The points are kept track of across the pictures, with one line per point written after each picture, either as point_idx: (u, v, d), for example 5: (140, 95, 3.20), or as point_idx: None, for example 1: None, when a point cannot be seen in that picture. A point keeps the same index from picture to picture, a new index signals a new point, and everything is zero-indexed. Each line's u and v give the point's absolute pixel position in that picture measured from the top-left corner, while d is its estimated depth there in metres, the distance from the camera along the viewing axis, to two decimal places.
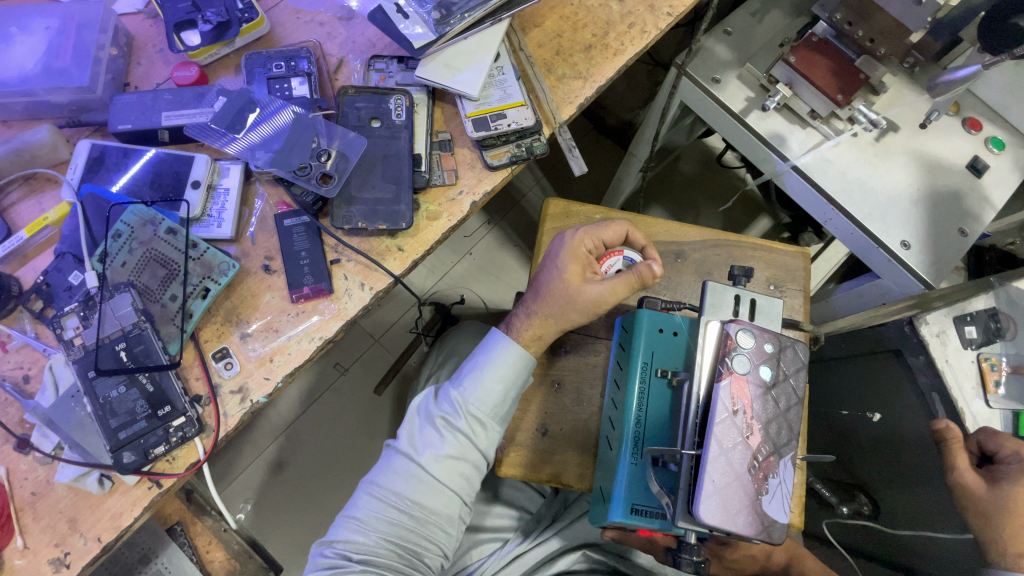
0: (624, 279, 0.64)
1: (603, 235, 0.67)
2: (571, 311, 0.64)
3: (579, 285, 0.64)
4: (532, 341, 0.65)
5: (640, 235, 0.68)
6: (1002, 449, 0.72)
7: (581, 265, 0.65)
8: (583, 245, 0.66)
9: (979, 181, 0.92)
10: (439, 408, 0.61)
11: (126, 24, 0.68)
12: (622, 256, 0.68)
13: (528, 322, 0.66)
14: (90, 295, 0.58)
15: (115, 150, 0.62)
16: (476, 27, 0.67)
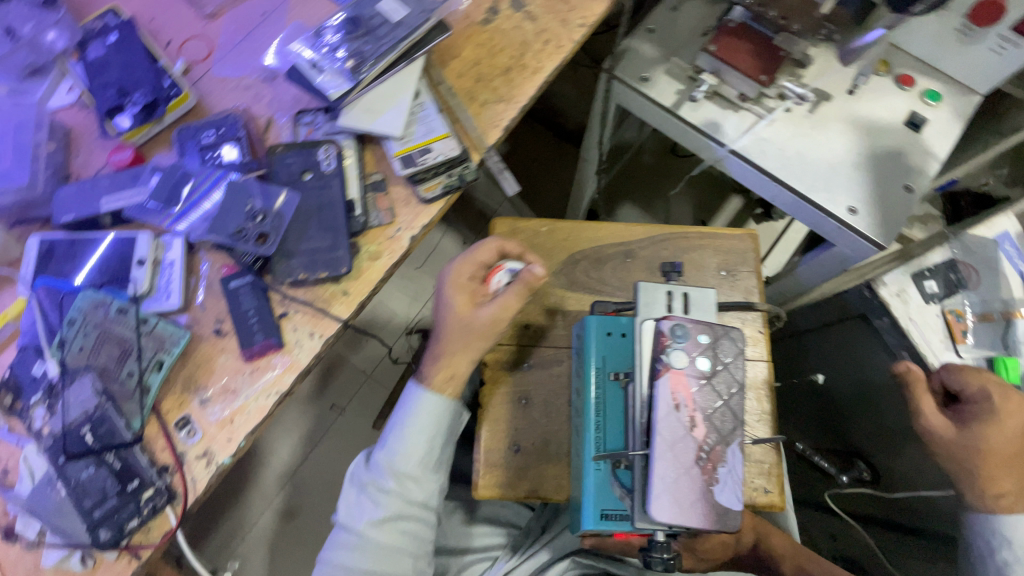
0: (514, 291, 0.64)
1: (481, 258, 0.67)
2: (473, 340, 0.65)
3: (471, 313, 0.64)
4: (445, 381, 0.65)
5: (513, 245, 0.68)
6: (967, 388, 0.68)
7: (468, 293, 0.66)
8: (463, 274, 0.66)
9: (920, 135, 0.92)
10: (369, 475, 0.64)
11: (62, 118, 0.70)
12: (505, 268, 0.67)
13: (435, 366, 0.66)
14: (53, 384, 0.60)
15: (62, 241, 0.64)
16: (391, 70, 0.70)
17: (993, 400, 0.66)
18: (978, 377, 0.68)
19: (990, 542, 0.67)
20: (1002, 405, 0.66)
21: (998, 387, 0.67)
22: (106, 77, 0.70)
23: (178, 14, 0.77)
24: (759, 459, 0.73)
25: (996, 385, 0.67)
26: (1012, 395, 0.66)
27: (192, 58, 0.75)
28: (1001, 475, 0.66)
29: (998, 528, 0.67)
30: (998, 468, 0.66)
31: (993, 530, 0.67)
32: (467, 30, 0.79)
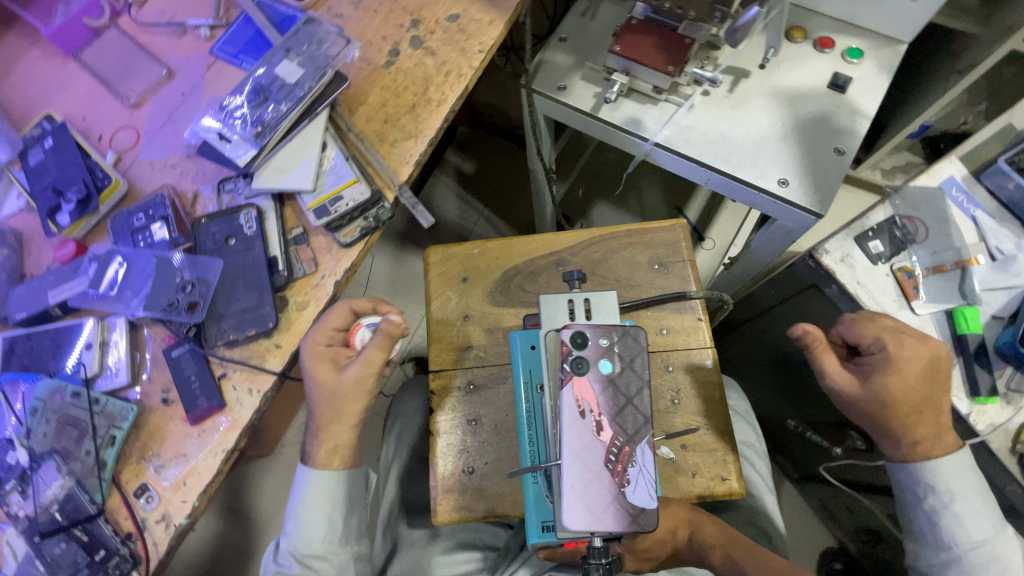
0: (376, 346, 0.64)
1: (335, 322, 0.66)
2: (345, 404, 0.65)
3: (334, 379, 0.64)
4: (330, 454, 0.66)
5: (364, 300, 0.67)
6: (862, 340, 0.65)
7: (329, 360, 0.66)
8: (320, 342, 0.66)
9: (845, 95, 0.91)
10: (277, 564, 0.66)
11: (13, 224, 0.76)
12: (364, 325, 0.68)
13: (316, 445, 0.67)
14: (23, 470, 0.65)
15: (21, 337, 0.70)
16: (296, 128, 0.73)
17: (889, 349, 0.63)
18: (874, 327, 0.65)
19: (917, 492, 0.66)
20: (900, 352, 0.62)
21: (894, 335, 0.63)
22: (44, 179, 0.76)
23: (107, 109, 0.83)
24: (712, 448, 0.73)
25: (890, 332, 0.64)
26: (908, 340, 0.63)
27: (122, 148, 0.80)
28: (913, 422, 0.63)
29: (921, 478, 0.65)
30: (908, 416, 0.63)
31: (916, 479, 0.65)
32: (371, 74, 0.82)
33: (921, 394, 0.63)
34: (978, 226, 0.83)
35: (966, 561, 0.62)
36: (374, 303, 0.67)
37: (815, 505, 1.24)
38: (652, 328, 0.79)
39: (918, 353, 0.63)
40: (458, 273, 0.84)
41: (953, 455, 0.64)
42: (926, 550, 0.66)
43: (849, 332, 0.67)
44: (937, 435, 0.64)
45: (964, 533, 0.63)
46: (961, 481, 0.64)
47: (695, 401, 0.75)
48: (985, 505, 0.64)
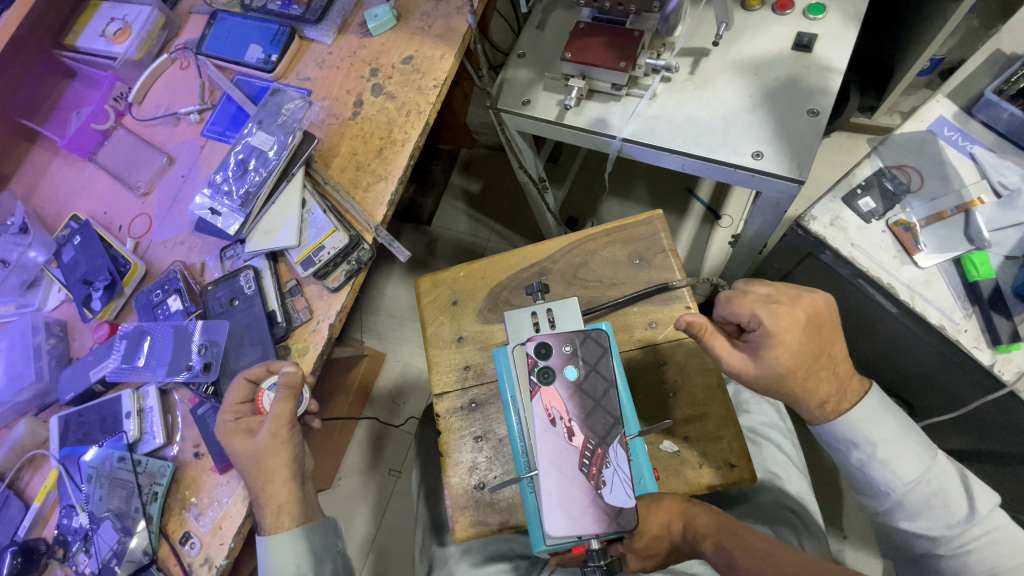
0: (283, 401, 0.69)
1: (238, 397, 0.71)
2: (271, 461, 0.68)
3: (249, 445, 0.68)
4: (275, 513, 0.69)
5: (256, 367, 0.72)
6: (741, 317, 0.64)
7: (242, 430, 0.70)
8: (230, 419, 0.70)
9: (812, 54, 0.89)
10: None
11: (58, 315, 0.87)
12: (265, 388, 0.72)
13: (263, 511, 0.69)
14: (87, 531, 0.74)
15: (74, 413, 0.80)
16: (276, 191, 0.80)
17: (765, 323, 0.62)
18: (747, 302, 0.64)
19: (842, 450, 0.67)
20: (775, 324, 0.62)
21: (767, 307, 0.63)
22: (78, 272, 0.87)
23: (123, 200, 0.93)
24: (715, 435, 0.72)
25: (763, 306, 0.63)
26: (780, 308, 0.62)
27: (138, 234, 0.90)
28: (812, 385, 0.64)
29: (841, 436, 0.66)
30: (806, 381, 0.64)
31: (837, 438, 0.66)
32: (340, 127, 0.88)
33: (809, 358, 0.63)
34: (977, 163, 0.78)
35: (907, 502, 0.64)
36: (265, 366, 0.72)
37: None
38: (641, 323, 0.79)
39: (794, 318, 0.62)
40: (447, 297, 0.88)
41: (861, 403, 0.66)
42: (874, 500, 0.67)
43: (730, 311, 0.66)
44: (841, 387, 0.66)
45: (895, 476, 0.64)
46: (875, 425, 0.65)
47: (694, 392, 0.75)
48: (908, 441, 0.64)
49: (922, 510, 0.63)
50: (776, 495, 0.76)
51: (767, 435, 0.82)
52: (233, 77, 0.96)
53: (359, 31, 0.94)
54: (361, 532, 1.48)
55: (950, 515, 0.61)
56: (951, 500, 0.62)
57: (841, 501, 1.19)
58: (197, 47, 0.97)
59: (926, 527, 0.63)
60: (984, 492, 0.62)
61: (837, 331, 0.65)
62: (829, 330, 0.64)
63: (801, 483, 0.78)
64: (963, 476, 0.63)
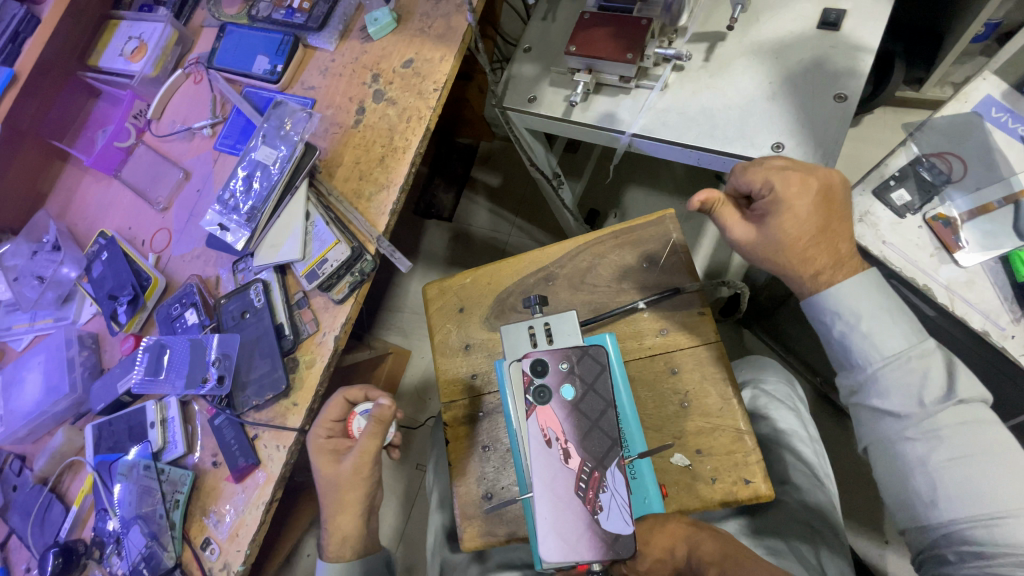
0: (371, 434, 0.70)
1: (332, 414, 0.74)
2: (345, 494, 0.71)
3: (335, 468, 0.71)
4: (340, 544, 0.72)
5: (356, 390, 0.74)
6: (753, 186, 0.63)
7: (330, 452, 0.73)
8: (322, 435, 0.74)
9: (841, 32, 0.82)
10: None
11: (90, 328, 0.92)
12: (358, 412, 0.74)
13: (328, 538, 0.73)
14: (119, 535, 0.78)
15: (105, 423, 0.84)
16: (281, 205, 0.81)
17: (777, 190, 0.61)
18: (763, 170, 0.63)
19: (826, 322, 0.63)
20: (786, 191, 0.61)
21: (782, 174, 0.61)
22: (105, 287, 0.92)
23: (145, 216, 0.97)
24: (729, 450, 0.68)
25: (778, 172, 0.61)
26: (794, 175, 0.61)
27: (159, 248, 0.93)
28: (812, 254, 0.63)
29: (826, 307, 0.63)
30: (805, 249, 0.62)
31: (821, 309, 0.63)
32: (343, 137, 0.88)
33: (814, 229, 0.62)
34: None
35: (881, 378, 0.60)
36: (365, 391, 0.75)
37: None
38: (651, 330, 0.75)
39: (807, 187, 0.61)
40: (455, 304, 0.87)
41: (856, 277, 0.62)
42: (848, 378, 0.63)
43: (740, 182, 0.65)
44: (839, 260, 0.63)
45: (874, 349, 0.60)
46: (866, 300, 0.61)
47: (710, 405, 0.71)
48: (899, 319, 0.60)
49: (895, 387, 0.59)
50: (797, 510, 0.72)
51: (789, 448, 0.78)
52: (242, 90, 0.97)
53: (360, 37, 0.93)
54: (391, 526, 1.52)
55: (926, 392, 0.57)
56: (931, 378, 0.58)
57: (881, 509, 1.12)
58: (208, 61, 0.98)
59: (897, 405, 0.59)
60: (970, 381, 0.57)
61: (847, 211, 0.63)
62: (839, 208, 0.63)
63: (824, 495, 0.74)
64: (951, 361, 0.58)
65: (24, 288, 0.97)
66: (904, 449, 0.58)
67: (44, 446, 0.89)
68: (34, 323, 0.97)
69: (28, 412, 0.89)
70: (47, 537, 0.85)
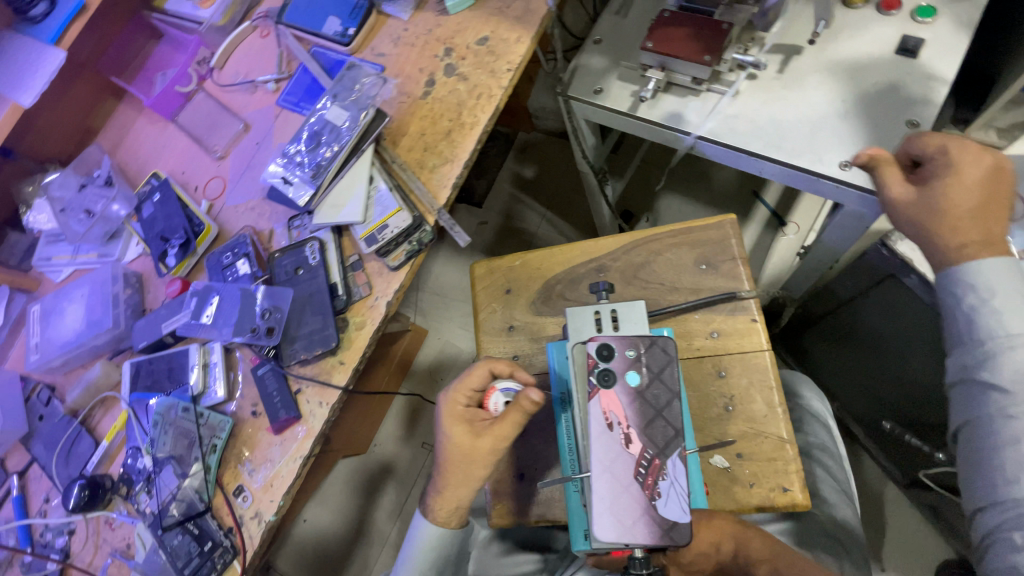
0: (511, 417, 0.56)
1: (471, 382, 0.60)
2: (472, 470, 0.58)
3: (474, 445, 0.57)
4: (450, 515, 0.61)
5: (504, 364, 0.60)
6: (926, 150, 0.63)
7: (466, 424, 0.59)
8: (458, 403, 0.60)
9: (918, 60, 0.82)
10: None
11: (135, 267, 0.92)
12: (499, 388, 0.60)
13: (440, 502, 0.61)
14: (150, 473, 0.78)
15: (145, 362, 0.85)
16: (346, 166, 0.82)
17: (953, 153, 0.61)
18: (937, 137, 0.63)
19: (954, 295, 0.61)
20: (961, 155, 0.61)
21: (959, 141, 0.62)
22: (155, 228, 0.92)
23: (200, 163, 0.98)
24: (770, 457, 0.69)
25: (958, 139, 0.62)
26: (973, 144, 0.61)
27: (212, 196, 0.94)
28: (965, 226, 0.61)
29: (960, 277, 0.60)
30: (960, 220, 0.61)
31: (953, 279, 0.61)
32: (410, 107, 0.88)
33: (974, 203, 0.61)
34: None
35: (999, 356, 0.57)
36: (515, 367, 0.60)
37: (926, 513, 1.12)
38: (702, 332, 0.76)
39: (980, 159, 0.61)
40: (502, 285, 0.87)
41: (1004, 257, 0.59)
42: (959, 354, 0.60)
43: (913, 147, 0.66)
44: (990, 240, 0.61)
45: (1000, 325, 0.57)
46: (1008, 279, 0.58)
47: (753, 410, 0.72)
48: None
49: (1011, 365, 0.56)
50: (825, 523, 0.73)
51: (820, 463, 0.79)
52: (310, 49, 0.97)
53: (435, 9, 0.93)
54: (391, 501, 1.53)
55: None
56: None
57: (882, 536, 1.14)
58: (278, 16, 0.98)
59: (1005, 382, 0.56)
60: None
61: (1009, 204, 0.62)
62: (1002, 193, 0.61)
63: (850, 510, 0.75)
64: None
65: (70, 220, 0.97)
66: (1000, 427, 0.55)
67: (77, 379, 0.89)
68: (76, 256, 0.96)
69: (64, 343, 0.89)
70: (71, 471, 0.84)
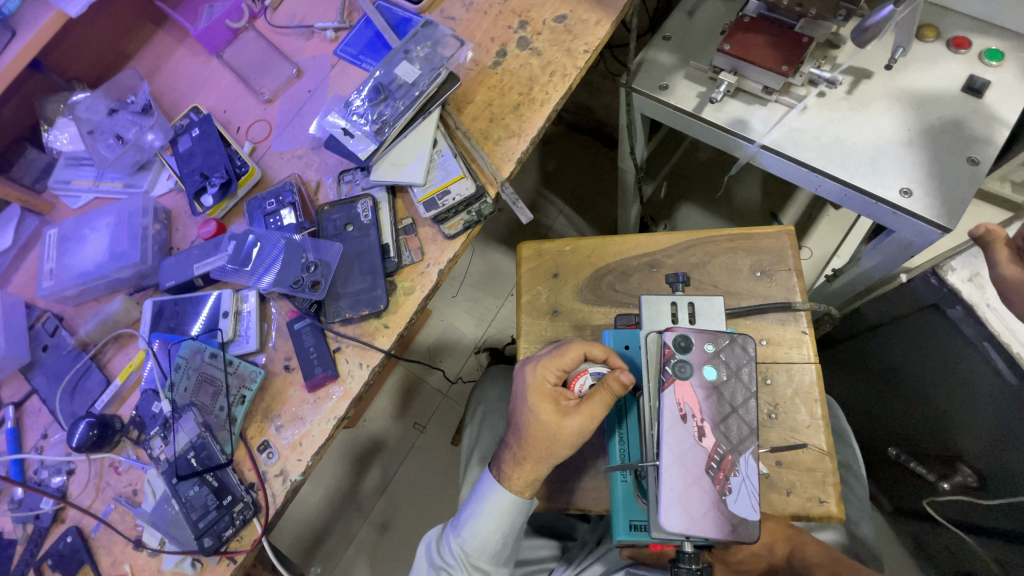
0: (601, 399, 0.61)
1: (564, 362, 0.64)
2: (558, 446, 0.62)
3: (562, 423, 0.61)
4: (527, 485, 0.64)
5: (600, 348, 0.64)
6: None
7: (553, 400, 0.63)
8: (547, 379, 0.64)
9: (983, 101, 0.83)
10: (441, 559, 0.67)
11: (164, 202, 0.87)
12: (589, 371, 0.63)
13: (518, 468, 0.64)
14: (167, 419, 0.74)
15: (169, 303, 0.80)
16: (411, 126, 0.78)
17: None
18: None
19: None
20: None
21: None
22: (193, 164, 0.87)
23: (245, 103, 0.93)
24: (810, 467, 0.70)
25: None
26: None
27: (256, 139, 0.89)
28: None
29: None
30: None
31: None
32: (479, 75, 0.85)
33: None
34: None
35: None
36: (608, 352, 0.64)
37: (908, 540, 1.15)
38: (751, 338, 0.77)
39: None
40: (549, 269, 0.86)
41: None
42: None
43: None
44: None
45: None
46: None
47: (795, 418, 0.73)
48: None
49: None
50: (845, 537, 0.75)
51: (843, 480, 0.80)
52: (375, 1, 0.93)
53: None
54: (377, 477, 1.49)
55: None
56: None
57: None
58: None
59: None
60: None
61: None
62: None
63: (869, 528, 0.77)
64: None
65: (98, 144, 0.91)
66: None
67: (91, 312, 0.84)
68: (99, 184, 0.91)
69: (81, 272, 0.83)
70: (76, 408, 0.79)
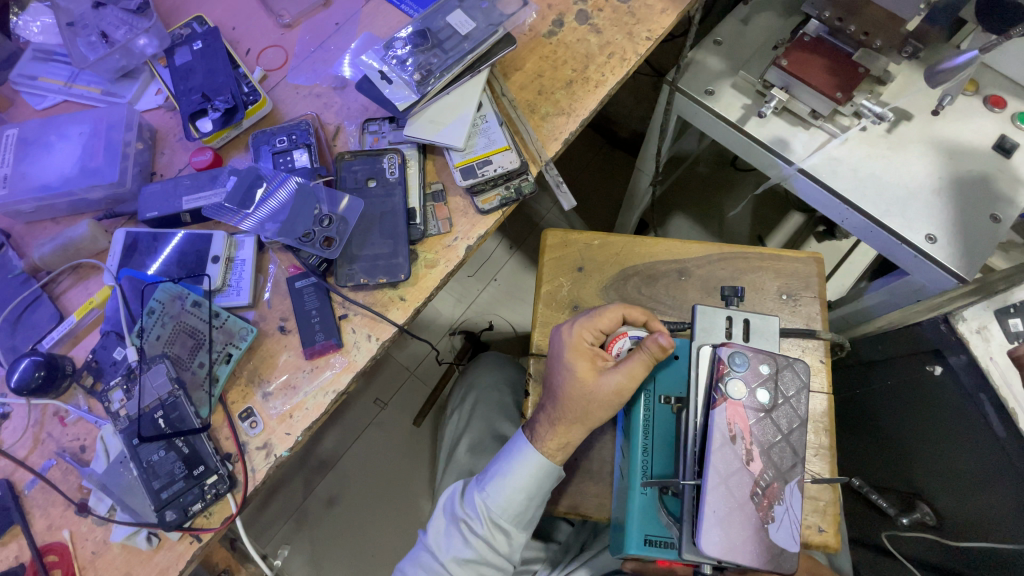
0: (639, 360, 0.60)
1: (604, 323, 0.64)
2: (593, 406, 0.62)
3: (597, 381, 0.61)
4: (559, 447, 0.63)
5: (638, 312, 0.65)
6: None
7: (590, 359, 0.63)
8: (584, 338, 0.64)
9: (1009, 161, 0.85)
10: (463, 512, 0.66)
11: (150, 119, 0.76)
12: (628, 335, 0.66)
13: (552, 430, 0.64)
14: (131, 369, 0.64)
15: (146, 236, 0.69)
16: (456, 82, 0.71)
17: None
18: None
19: None
20: None
21: None
22: (191, 82, 0.74)
23: (259, 24, 0.81)
24: (814, 496, 0.70)
25: None
26: None
27: (269, 66, 0.79)
28: None
29: None
30: None
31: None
32: (531, 42, 0.78)
33: None
34: None
35: None
36: (648, 315, 0.65)
37: None
38: None
39: None
40: (574, 261, 0.81)
41: None
42: None
43: None
44: None
45: None
46: None
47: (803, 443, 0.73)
48: None
49: None
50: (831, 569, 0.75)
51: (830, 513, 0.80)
52: None
53: None
54: (329, 449, 1.38)
55: None
56: None
57: None
58: None
59: None
60: None
61: None
62: None
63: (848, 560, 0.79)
64: None
65: (77, 41, 0.77)
66: None
67: (47, 234, 0.72)
68: (72, 86, 0.78)
69: (40, 185, 0.71)
70: (18, 342, 0.68)
